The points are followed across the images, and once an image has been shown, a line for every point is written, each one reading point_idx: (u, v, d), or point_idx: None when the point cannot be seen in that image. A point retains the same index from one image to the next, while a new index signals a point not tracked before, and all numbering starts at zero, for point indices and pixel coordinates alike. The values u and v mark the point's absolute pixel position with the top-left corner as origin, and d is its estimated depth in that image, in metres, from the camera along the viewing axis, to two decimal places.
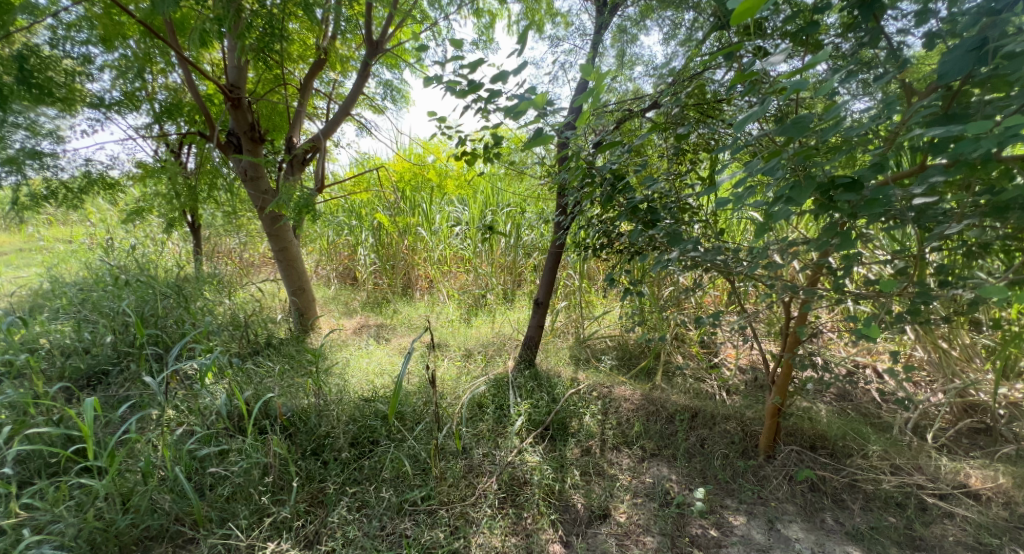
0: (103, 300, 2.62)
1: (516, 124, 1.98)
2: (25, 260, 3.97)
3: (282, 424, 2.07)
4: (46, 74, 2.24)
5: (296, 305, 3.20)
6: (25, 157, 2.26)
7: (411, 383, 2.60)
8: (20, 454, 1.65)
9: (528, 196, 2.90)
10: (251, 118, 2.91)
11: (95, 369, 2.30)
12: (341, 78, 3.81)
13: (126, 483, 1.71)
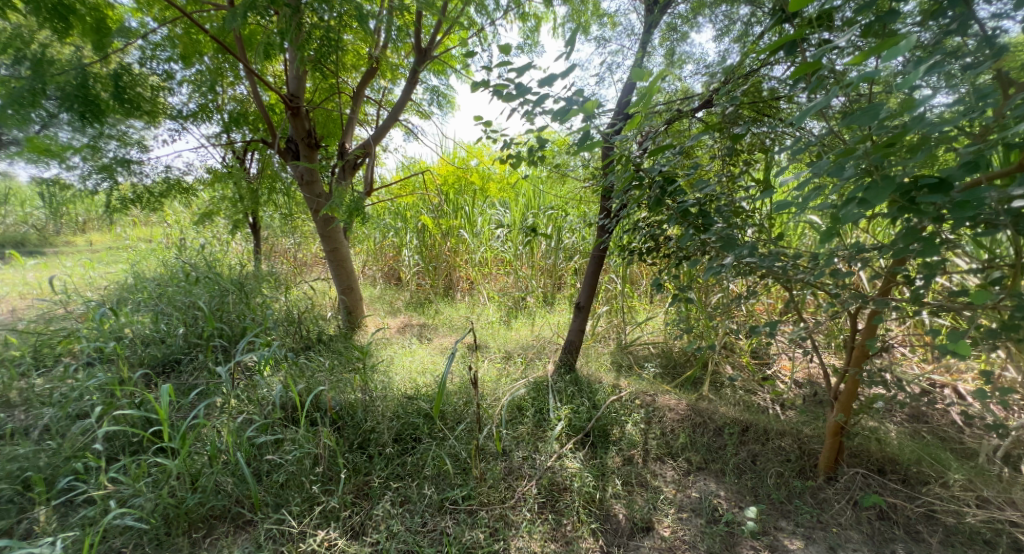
0: (176, 294, 2.82)
1: (562, 127, 1.97)
2: (112, 256, 4.35)
3: (331, 418, 2.14)
4: (136, 90, 2.47)
5: (344, 304, 3.30)
6: (117, 164, 2.47)
7: (453, 383, 2.62)
8: (108, 431, 1.79)
9: (570, 199, 2.87)
10: (308, 126, 3.04)
11: (169, 357, 2.47)
12: (390, 85, 3.93)
13: (195, 464, 1.82)
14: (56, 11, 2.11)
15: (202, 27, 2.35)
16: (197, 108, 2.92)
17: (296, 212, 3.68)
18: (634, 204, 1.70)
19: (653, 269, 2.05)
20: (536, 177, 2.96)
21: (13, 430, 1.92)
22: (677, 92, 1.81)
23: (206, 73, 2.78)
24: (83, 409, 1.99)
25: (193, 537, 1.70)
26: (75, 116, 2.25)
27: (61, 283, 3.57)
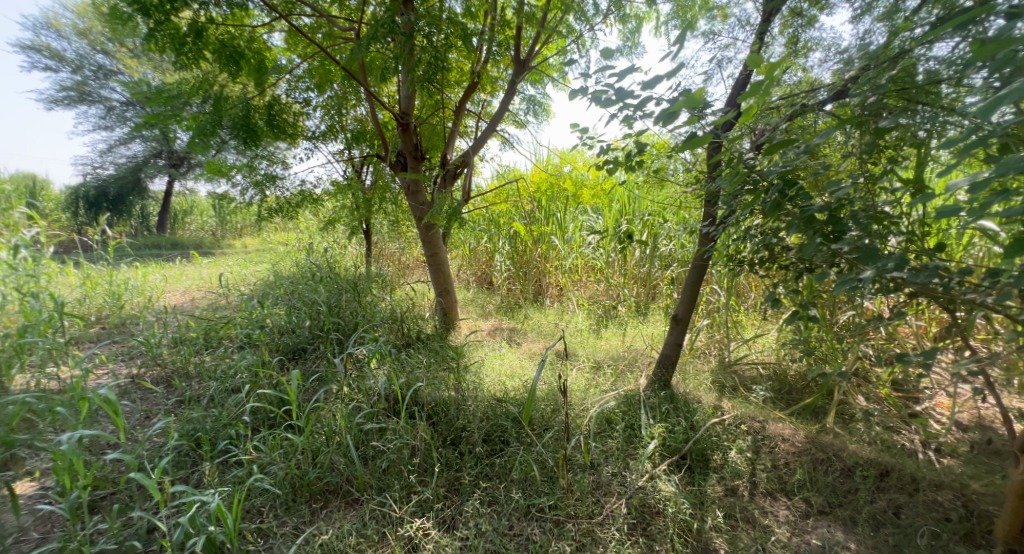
0: (304, 291, 3.15)
1: (665, 129, 1.86)
2: (259, 258, 5.04)
3: (426, 412, 2.22)
4: (282, 116, 3.08)
5: (440, 306, 3.44)
6: (266, 180, 3.19)
7: (542, 389, 2.60)
8: (254, 406, 2.04)
9: (668, 204, 2.73)
10: (416, 139, 3.22)
11: (297, 346, 2.74)
12: (490, 97, 4.06)
13: (316, 442, 2.00)
14: (231, 57, 2.61)
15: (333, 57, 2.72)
16: (326, 129, 3.45)
17: (401, 220, 3.91)
18: (749, 208, 1.56)
19: (769, 281, 1.85)
20: (631, 183, 2.86)
21: (188, 397, 2.27)
22: (799, 85, 1.63)
23: (333, 99, 3.30)
24: (237, 384, 2.30)
25: (311, 507, 1.85)
26: (240, 140, 2.86)
27: (221, 278, 4.22)
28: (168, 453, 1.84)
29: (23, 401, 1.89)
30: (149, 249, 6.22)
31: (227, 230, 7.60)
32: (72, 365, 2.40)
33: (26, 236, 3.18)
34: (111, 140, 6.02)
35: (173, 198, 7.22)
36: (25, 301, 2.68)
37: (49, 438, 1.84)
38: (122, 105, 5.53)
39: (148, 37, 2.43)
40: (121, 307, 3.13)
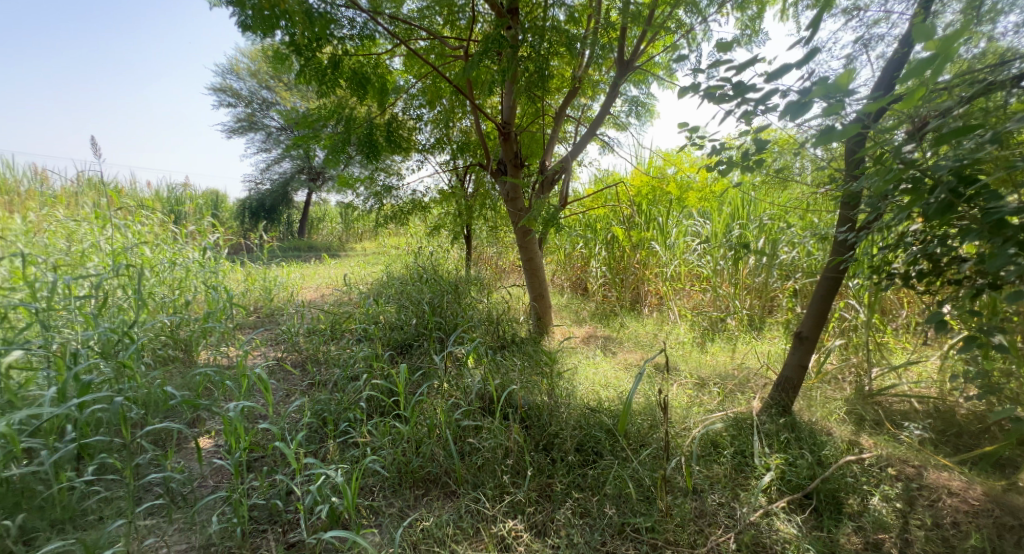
0: (412, 291, 3.34)
1: (793, 122, 1.64)
2: (376, 259, 5.49)
3: (520, 415, 2.19)
4: (399, 132, 3.33)
5: (534, 311, 3.41)
6: (384, 191, 3.48)
7: (638, 402, 2.46)
8: (370, 393, 2.18)
9: (790, 206, 2.45)
10: (516, 148, 3.24)
11: (404, 342, 2.88)
12: (590, 101, 4.00)
13: (419, 432, 2.06)
14: (360, 82, 2.87)
15: (443, 74, 2.87)
16: (436, 142, 3.64)
17: (500, 224, 3.96)
18: (908, 210, 1.32)
19: (931, 297, 1.54)
20: (746, 185, 2.62)
21: (317, 380, 2.50)
22: (981, 59, 1.34)
23: (442, 113, 3.48)
24: (356, 372, 2.48)
25: (414, 493, 1.91)
26: (365, 156, 3.12)
27: (346, 277, 4.65)
28: (303, 427, 2.03)
29: (204, 374, 2.25)
30: (289, 252, 7.10)
31: (350, 235, 8.38)
32: (236, 346, 2.80)
33: (209, 239, 3.85)
34: (269, 161, 7.67)
35: (310, 208, 8.51)
36: (206, 292, 3.20)
37: (222, 405, 2.14)
38: (277, 129, 7.73)
39: (298, 71, 2.76)
40: (271, 299, 3.60)
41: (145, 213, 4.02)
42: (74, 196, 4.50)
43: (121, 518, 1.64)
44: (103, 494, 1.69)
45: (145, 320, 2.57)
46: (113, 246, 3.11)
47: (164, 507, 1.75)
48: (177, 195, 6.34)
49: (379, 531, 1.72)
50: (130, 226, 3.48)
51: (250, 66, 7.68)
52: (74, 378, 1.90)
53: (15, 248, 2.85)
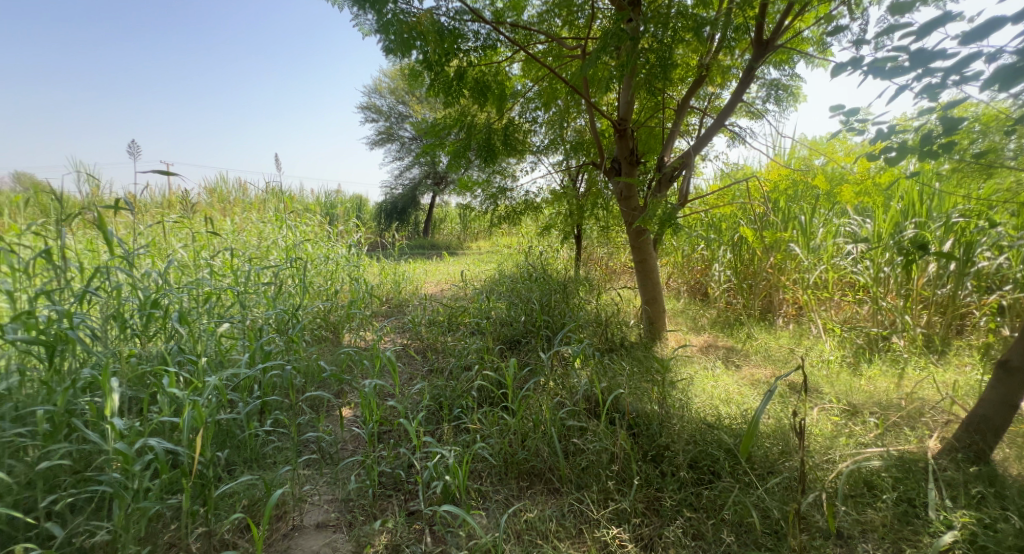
0: (522, 289, 3.32)
1: (1006, 94, 1.27)
2: (490, 258, 5.63)
3: (627, 422, 2.03)
4: (515, 135, 3.29)
5: (646, 315, 3.18)
6: (499, 192, 3.52)
7: (768, 423, 2.15)
8: (481, 384, 2.18)
9: (994, 200, 1.95)
10: (632, 144, 3.05)
11: (513, 337, 2.86)
12: (719, 89, 3.66)
13: (526, 425, 2.01)
14: (479, 89, 2.88)
15: (559, 74, 2.80)
16: (549, 143, 3.59)
17: (612, 226, 3.78)
18: None
19: None
20: (922, 176, 2.14)
21: (435, 366, 2.58)
22: None
23: (557, 115, 3.43)
24: (469, 362, 2.52)
25: (519, 484, 1.86)
26: (483, 160, 3.18)
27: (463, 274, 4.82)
28: (426, 406, 2.10)
29: (348, 353, 2.45)
30: (415, 250, 7.62)
31: (467, 236, 8.73)
32: (372, 331, 3.02)
33: (352, 238, 4.27)
34: (401, 169, 8.39)
35: (434, 210, 9.06)
36: (350, 283, 3.53)
37: (359, 381, 2.32)
38: (411, 139, 8.42)
39: (428, 85, 2.87)
40: (399, 291, 3.86)
41: (307, 214, 4.59)
42: (264, 202, 5.36)
43: (288, 464, 1.83)
44: (277, 443, 1.90)
45: (306, 304, 2.91)
46: (286, 243, 3.62)
47: (316, 463, 1.92)
48: (331, 199, 7.20)
49: (486, 513, 1.70)
50: (300, 226, 4.02)
51: (390, 85, 8.48)
52: (262, 347, 2.20)
53: (224, 243, 3.46)
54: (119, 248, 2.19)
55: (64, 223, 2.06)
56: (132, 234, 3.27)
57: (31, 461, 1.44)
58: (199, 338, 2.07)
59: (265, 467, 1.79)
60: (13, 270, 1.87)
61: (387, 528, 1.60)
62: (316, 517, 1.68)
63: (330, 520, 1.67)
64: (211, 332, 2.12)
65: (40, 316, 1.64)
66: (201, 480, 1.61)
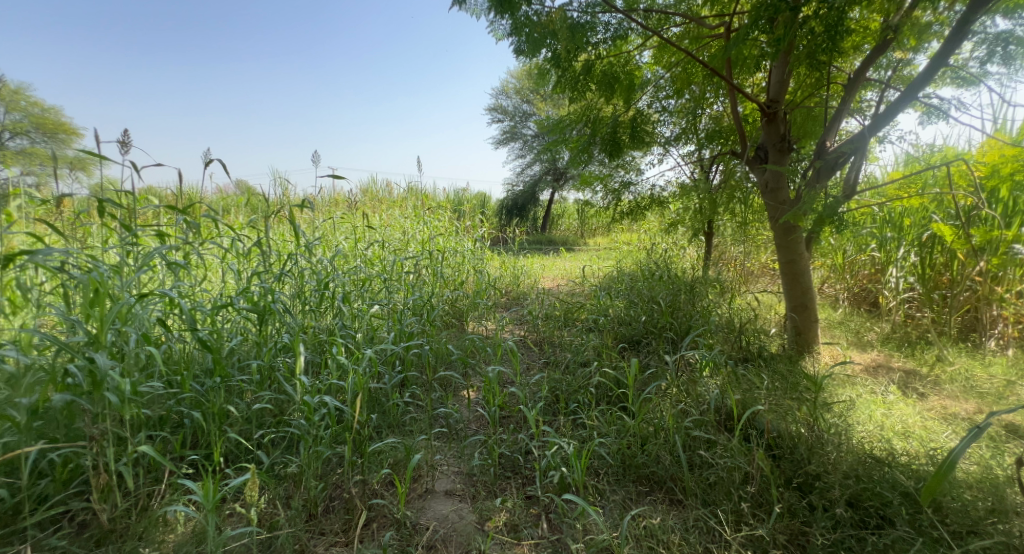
0: (642, 289, 3.03)
1: None
2: (609, 256, 5.36)
3: (766, 442, 1.66)
4: (643, 127, 2.99)
5: (791, 324, 2.67)
6: (622, 187, 3.27)
7: (976, 469, 1.64)
8: (599, 380, 2.00)
9: None
10: (784, 129, 2.60)
11: (632, 338, 2.61)
12: (912, 53, 2.95)
13: (645, 429, 1.78)
14: (605, 80, 2.77)
15: (695, 58, 2.43)
16: (679, 133, 3.25)
17: (753, 220, 3.29)
18: None
19: None
20: None
21: (552, 359, 2.45)
22: None
23: (690, 102, 3.12)
24: (587, 358, 2.35)
25: (638, 489, 1.62)
26: (607, 155, 2.98)
27: (583, 270, 4.65)
28: (546, 396, 2.01)
29: (472, 340, 2.45)
30: (533, 245, 7.62)
31: (585, 231, 8.52)
32: (493, 321, 3.00)
33: (474, 232, 4.35)
34: (523, 167, 8.48)
35: (552, 207, 8.98)
36: (474, 274, 3.58)
37: (482, 367, 2.29)
38: (533, 136, 8.46)
39: (554, 82, 2.80)
40: (516, 284, 3.82)
41: (437, 209, 4.82)
42: (401, 199, 5.76)
43: (424, 433, 1.83)
44: (413, 414, 1.92)
45: (436, 291, 3.00)
46: (420, 237, 3.80)
47: (445, 436, 1.88)
48: (457, 196, 7.51)
49: (603, 512, 1.50)
50: (433, 222, 4.21)
51: (516, 85, 8.60)
52: (403, 327, 2.29)
53: (372, 236, 3.75)
54: (301, 238, 2.47)
55: (268, 219, 2.40)
56: (296, 227, 3.70)
57: (249, 402, 1.64)
58: (356, 316, 2.24)
59: (405, 431, 1.82)
60: (239, 254, 2.19)
61: (506, 506, 1.52)
62: (445, 485, 1.64)
63: (457, 489, 1.62)
64: (366, 312, 2.27)
65: (252, 289, 1.89)
66: (360, 435, 1.70)
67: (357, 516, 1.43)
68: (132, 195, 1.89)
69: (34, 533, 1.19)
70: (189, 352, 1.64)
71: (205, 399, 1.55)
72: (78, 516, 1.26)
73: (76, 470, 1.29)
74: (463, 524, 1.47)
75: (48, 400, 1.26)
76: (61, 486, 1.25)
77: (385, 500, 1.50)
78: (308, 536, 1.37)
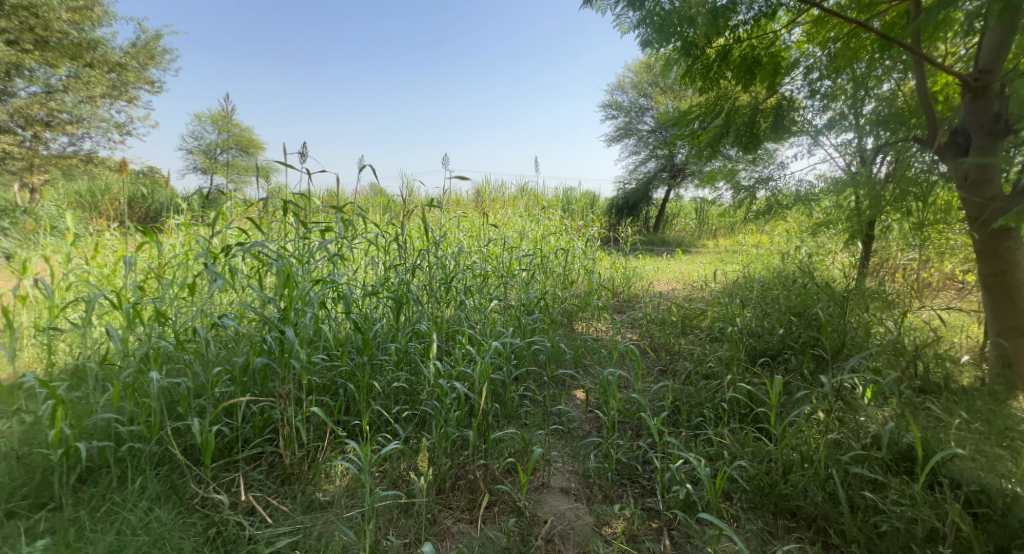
0: (778, 297, 2.48)
1: None
2: (734, 259, 4.75)
3: (963, 497, 1.19)
4: (787, 118, 2.45)
5: (997, 352, 1.89)
6: (759, 183, 2.78)
7: None
8: (730, 394, 1.65)
9: None
10: (1001, 107, 1.82)
11: (764, 352, 2.05)
12: None
13: (787, 454, 1.39)
14: (747, 66, 2.33)
15: (870, 26, 1.83)
16: (832, 120, 2.42)
17: (943, 231, 2.53)
18: None
19: None
20: None
21: (670, 368, 2.11)
22: None
23: (850, 83, 2.30)
24: (713, 370, 1.95)
25: (778, 522, 1.29)
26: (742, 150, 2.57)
27: (704, 274, 4.17)
28: (667, 406, 1.73)
29: (584, 339, 2.28)
30: (646, 246, 7.14)
31: (704, 231, 7.83)
32: (604, 322, 2.79)
33: (586, 231, 4.14)
34: (638, 163, 8.05)
35: (667, 205, 8.32)
36: (585, 274, 3.39)
37: (598, 370, 2.11)
38: (649, 133, 7.96)
39: (682, 73, 2.51)
40: (628, 286, 3.53)
41: (548, 207, 4.72)
42: (513, 199, 5.77)
43: (539, 427, 1.72)
44: (529, 407, 1.83)
45: (546, 288, 2.89)
46: (531, 239, 3.75)
47: (559, 434, 1.75)
48: (568, 194, 7.32)
49: (741, 538, 1.23)
50: (542, 220, 4.10)
51: (634, 79, 8.18)
52: (518, 320, 2.23)
53: (481, 230, 3.75)
54: (431, 235, 2.55)
55: (403, 218, 2.52)
56: (414, 220, 3.85)
57: (388, 380, 1.71)
58: (477, 310, 2.21)
59: (522, 423, 1.74)
60: (381, 248, 2.33)
61: (625, 514, 1.36)
62: (561, 482, 1.51)
63: (573, 488, 1.49)
64: (485, 306, 2.24)
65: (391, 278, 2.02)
66: (484, 420, 1.67)
67: (481, 497, 1.40)
68: (305, 195, 2.11)
69: (243, 466, 1.35)
70: (345, 333, 1.77)
71: (356, 373, 1.64)
72: (267, 458, 1.40)
73: (269, 418, 1.45)
74: (581, 526, 1.33)
75: (252, 362, 1.47)
76: (259, 430, 1.41)
77: (507, 486, 1.44)
78: (438, 509, 1.36)
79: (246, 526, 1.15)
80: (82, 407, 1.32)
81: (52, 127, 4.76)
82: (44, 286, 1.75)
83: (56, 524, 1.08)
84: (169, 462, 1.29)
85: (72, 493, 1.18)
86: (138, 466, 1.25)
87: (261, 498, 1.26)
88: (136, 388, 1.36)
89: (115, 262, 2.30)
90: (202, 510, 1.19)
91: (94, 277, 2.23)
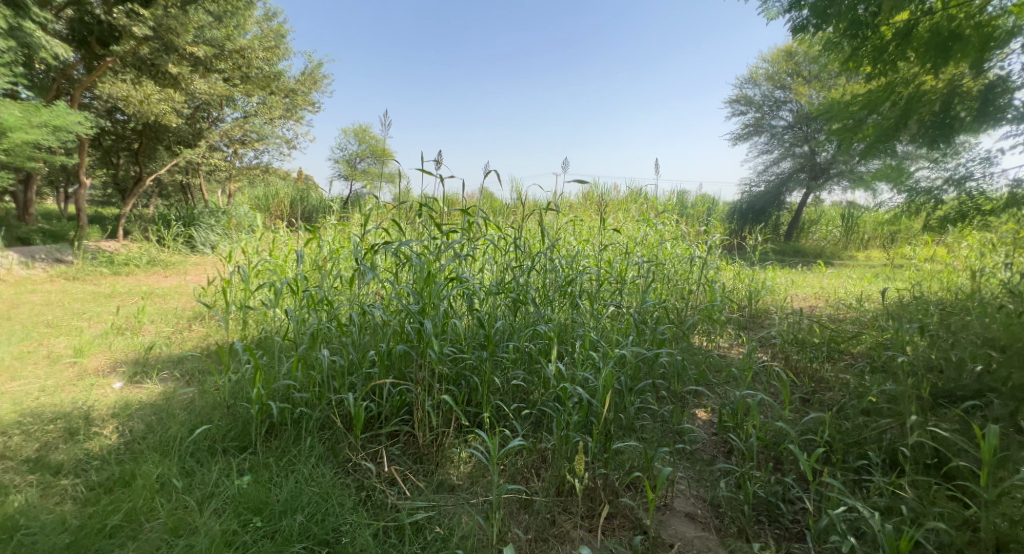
0: (967, 324, 2.01)
1: None
2: (892, 274, 4.01)
3: None
4: (997, 105, 1.98)
5: None
6: (950, 183, 2.30)
7: None
8: (914, 440, 1.36)
9: None
10: None
11: (952, 391, 1.67)
12: None
13: (993, 522, 1.11)
14: (940, 47, 1.97)
15: None
16: None
17: None
18: None
19: None
20: None
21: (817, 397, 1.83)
22: None
23: None
24: (877, 405, 1.65)
25: None
26: (925, 145, 2.17)
27: (855, 291, 3.57)
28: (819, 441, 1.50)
29: (710, 355, 2.09)
30: (777, 256, 6.39)
31: (853, 241, 6.74)
32: (730, 338, 2.52)
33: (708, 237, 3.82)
34: (769, 163, 7.21)
35: (804, 209, 7.34)
36: (707, 283, 3.12)
37: (728, 390, 1.92)
38: (784, 129, 7.07)
39: (849, 56, 2.26)
40: (758, 299, 3.17)
41: (666, 211, 4.44)
42: (627, 202, 5.55)
43: (662, 444, 1.62)
44: (650, 420, 1.73)
45: (663, 297, 2.72)
46: (647, 243, 3.56)
47: (684, 454, 1.62)
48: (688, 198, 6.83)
49: None
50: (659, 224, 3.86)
51: (769, 70, 7.25)
52: (638, 328, 2.12)
53: (592, 233, 3.66)
54: (548, 237, 2.55)
55: (523, 219, 2.56)
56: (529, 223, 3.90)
57: (509, 377, 1.74)
58: (593, 315, 2.16)
59: (642, 437, 1.64)
60: (501, 248, 2.38)
61: None
62: (688, 507, 1.41)
63: (701, 515, 1.38)
64: (602, 312, 2.18)
65: (512, 278, 2.06)
66: (604, 429, 1.62)
67: (600, 507, 1.37)
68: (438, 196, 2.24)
69: (384, 441, 1.49)
70: (470, 328, 1.84)
71: (479, 367, 1.71)
72: (401, 436, 1.53)
73: (405, 400, 1.57)
74: None
75: (394, 348, 1.60)
76: (396, 410, 1.54)
77: (629, 500, 1.39)
78: (557, 511, 1.36)
79: (389, 496, 1.27)
80: (270, 373, 1.58)
81: (246, 144, 5.78)
82: (243, 272, 2.12)
83: (254, 465, 1.32)
84: (329, 427, 1.48)
85: (263, 441, 1.42)
86: (308, 427, 1.45)
87: (400, 472, 1.38)
88: (307, 362, 1.57)
89: (286, 255, 2.70)
90: (354, 474, 1.35)
91: (269, 267, 2.64)
